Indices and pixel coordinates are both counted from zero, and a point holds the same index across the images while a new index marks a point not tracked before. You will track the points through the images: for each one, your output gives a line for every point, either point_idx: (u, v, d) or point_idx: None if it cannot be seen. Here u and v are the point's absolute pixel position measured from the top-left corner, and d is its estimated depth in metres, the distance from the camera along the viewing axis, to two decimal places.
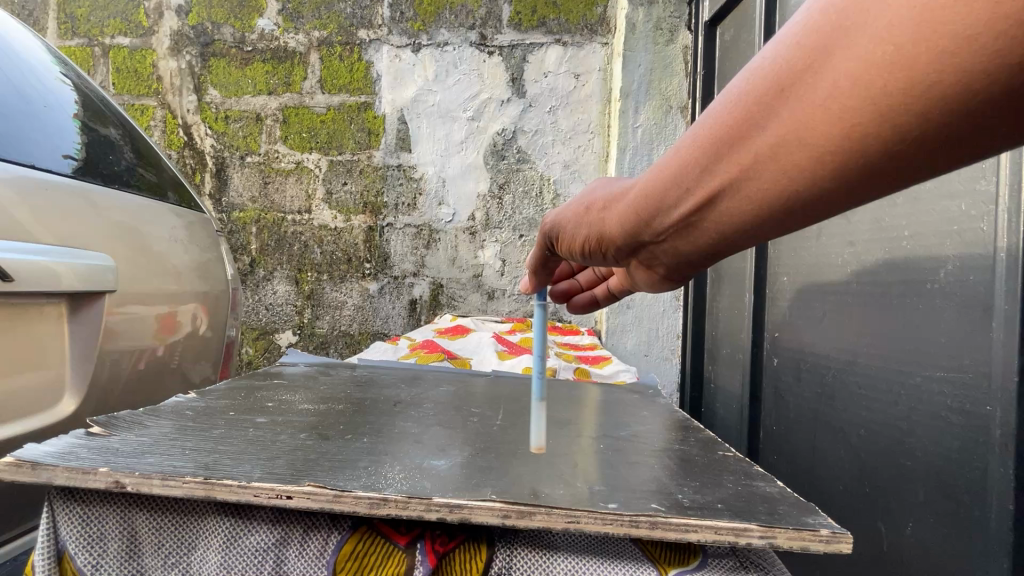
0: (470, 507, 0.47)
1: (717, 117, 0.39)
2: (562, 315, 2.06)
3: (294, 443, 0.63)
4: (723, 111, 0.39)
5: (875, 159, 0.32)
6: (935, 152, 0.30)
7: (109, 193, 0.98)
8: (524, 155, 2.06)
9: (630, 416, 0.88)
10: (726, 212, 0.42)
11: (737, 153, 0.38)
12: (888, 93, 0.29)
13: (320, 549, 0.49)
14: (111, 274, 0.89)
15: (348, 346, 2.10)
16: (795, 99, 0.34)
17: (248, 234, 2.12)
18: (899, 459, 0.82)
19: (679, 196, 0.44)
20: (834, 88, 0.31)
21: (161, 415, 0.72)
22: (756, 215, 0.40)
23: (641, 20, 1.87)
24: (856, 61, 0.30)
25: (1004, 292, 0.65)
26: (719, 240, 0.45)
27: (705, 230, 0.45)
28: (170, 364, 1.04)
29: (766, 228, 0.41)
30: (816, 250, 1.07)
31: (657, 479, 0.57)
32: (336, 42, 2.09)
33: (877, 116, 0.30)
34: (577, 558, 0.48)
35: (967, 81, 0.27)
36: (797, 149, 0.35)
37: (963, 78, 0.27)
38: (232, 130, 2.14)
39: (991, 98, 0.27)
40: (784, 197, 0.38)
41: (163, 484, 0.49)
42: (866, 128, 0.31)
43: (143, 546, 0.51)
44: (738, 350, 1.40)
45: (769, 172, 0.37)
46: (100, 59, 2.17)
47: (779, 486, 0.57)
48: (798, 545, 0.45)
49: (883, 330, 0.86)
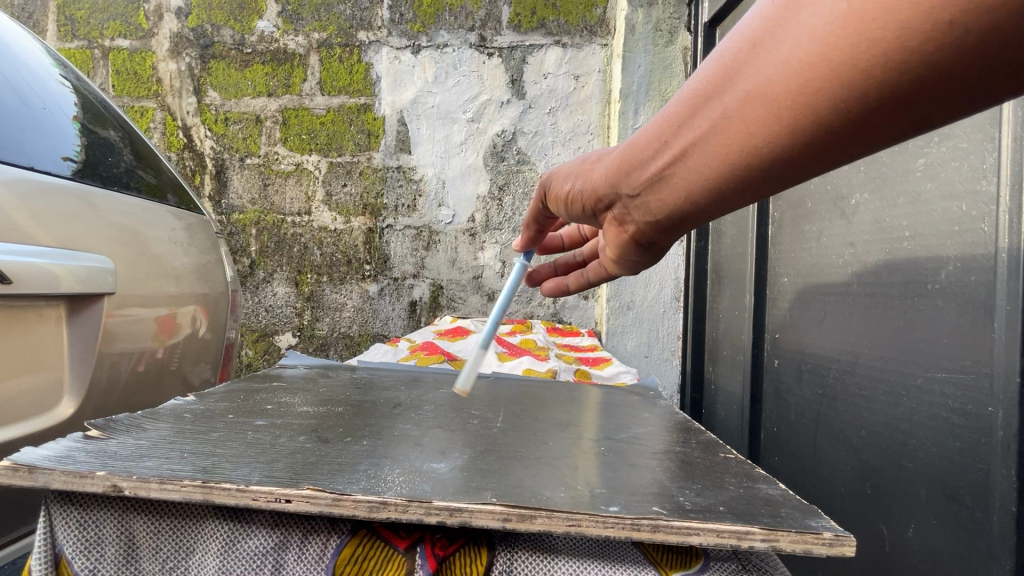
0: (471, 510, 0.47)
1: (701, 74, 0.44)
2: (562, 316, 2.06)
3: (293, 446, 0.63)
4: (706, 68, 0.43)
5: (825, 118, 0.36)
6: (873, 116, 0.35)
7: (109, 195, 0.98)
8: (524, 156, 2.06)
9: (631, 418, 0.88)
10: (697, 166, 0.46)
11: (712, 107, 0.43)
12: (840, 51, 0.33)
13: (319, 553, 0.49)
14: (111, 276, 0.89)
15: (348, 348, 2.10)
16: (765, 56, 0.38)
17: (247, 236, 2.12)
18: (901, 460, 0.81)
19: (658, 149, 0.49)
20: (798, 45, 0.36)
21: (160, 418, 0.71)
22: (719, 170, 0.45)
23: (641, 21, 1.87)
24: (817, 20, 0.34)
25: (1006, 292, 0.64)
26: (687, 196, 0.50)
27: (676, 185, 0.50)
28: (170, 366, 1.04)
29: (727, 187, 0.46)
30: (816, 250, 1.07)
31: (658, 481, 0.57)
32: (336, 44, 2.09)
33: (828, 74, 0.34)
34: (579, 561, 0.48)
35: (904, 42, 0.31)
36: (759, 103, 0.39)
37: (901, 40, 0.31)
38: (232, 132, 2.14)
39: (920, 66, 0.31)
40: (745, 152, 0.42)
41: (162, 487, 0.49)
42: (816, 84, 0.35)
43: (140, 551, 0.50)
44: (739, 351, 1.40)
45: (734, 126, 0.42)
46: (99, 61, 2.17)
47: (781, 488, 0.56)
48: (801, 548, 0.45)
49: (884, 330, 0.86)
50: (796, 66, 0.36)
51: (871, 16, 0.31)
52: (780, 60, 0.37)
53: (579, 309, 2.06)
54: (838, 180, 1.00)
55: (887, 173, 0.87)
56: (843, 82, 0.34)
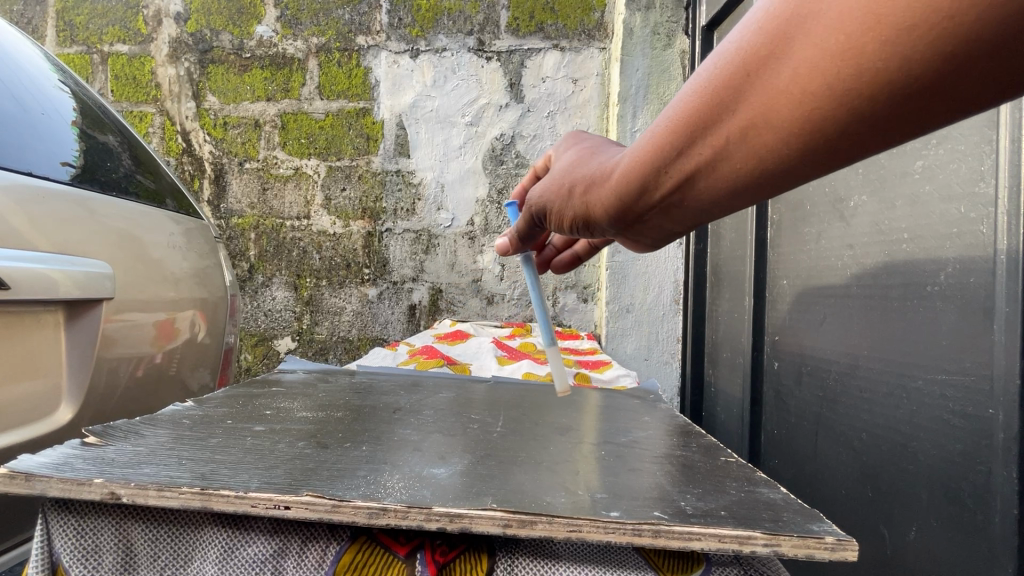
0: (470, 516, 0.47)
1: (689, 103, 0.44)
2: (562, 320, 2.06)
3: (292, 451, 0.62)
4: (695, 97, 0.43)
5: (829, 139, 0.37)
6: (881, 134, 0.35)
7: (107, 200, 0.98)
8: (522, 159, 2.06)
9: (632, 422, 0.88)
10: (704, 190, 0.47)
11: (709, 138, 0.43)
12: (840, 81, 0.33)
13: (319, 560, 0.49)
14: (109, 282, 0.89)
15: (347, 352, 2.10)
16: (760, 85, 0.38)
17: (246, 240, 2.12)
18: (902, 463, 0.81)
19: (657, 181, 0.50)
20: (795, 74, 0.35)
21: (158, 424, 0.71)
22: (728, 191, 0.46)
23: (639, 24, 1.88)
24: (813, 49, 0.34)
25: (1005, 294, 0.65)
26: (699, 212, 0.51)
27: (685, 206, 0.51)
28: (169, 372, 1.04)
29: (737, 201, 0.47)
30: (815, 253, 1.07)
31: (659, 486, 0.57)
32: (334, 48, 2.10)
33: (830, 102, 0.34)
34: (579, 567, 0.47)
35: (907, 67, 0.31)
36: (763, 132, 0.39)
37: (905, 65, 0.31)
38: (231, 136, 2.14)
39: (926, 86, 0.31)
40: (754, 176, 0.43)
41: (160, 494, 0.49)
42: (819, 113, 0.35)
43: (138, 559, 0.50)
44: (738, 354, 1.40)
45: (738, 154, 0.42)
46: (98, 67, 2.17)
47: (783, 492, 0.56)
48: (803, 553, 0.45)
49: (884, 333, 0.86)
50: (812, 100, 0.35)
51: (877, 49, 0.31)
52: (786, 94, 0.36)
53: (578, 312, 2.05)
54: (836, 182, 1.01)
55: (886, 175, 0.87)
56: (851, 110, 0.34)
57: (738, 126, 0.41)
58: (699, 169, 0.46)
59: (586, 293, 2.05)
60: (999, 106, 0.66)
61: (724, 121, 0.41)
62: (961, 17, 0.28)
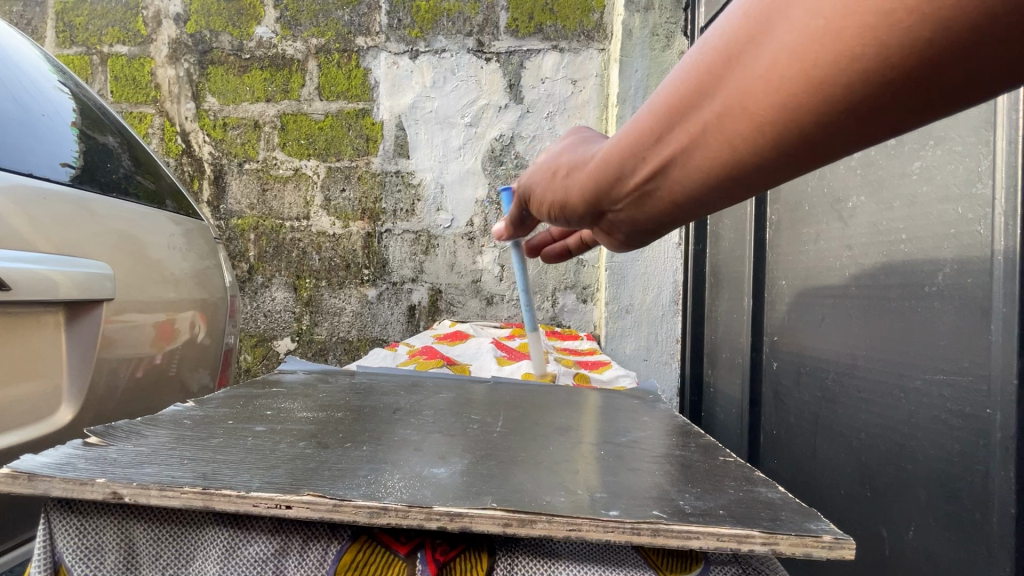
0: (471, 515, 0.47)
1: (672, 85, 0.43)
2: (561, 320, 2.06)
3: (293, 451, 0.63)
4: (678, 79, 0.43)
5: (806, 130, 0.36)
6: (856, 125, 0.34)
7: (107, 201, 0.98)
8: (522, 160, 2.06)
9: (631, 422, 0.88)
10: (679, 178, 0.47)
11: (687, 122, 0.43)
12: (817, 67, 0.33)
13: (320, 559, 0.49)
14: (109, 282, 0.89)
15: (347, 352, 2.10)
16: (738, 69, 0.37)
17: (246, 241, 2.12)
18: (900, 462, 0.81)
19: (636, 164, 0.49)
20: (773, 60, 0.35)
21: (159, 424, 0.71)
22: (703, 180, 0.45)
23: (638, 26, 1.89)
24: (792, 34, 0.33)
25: (1002, 295, 0.65)
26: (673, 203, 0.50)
27: (659, 196, 0.51)
28: (169, 372, 1.04)
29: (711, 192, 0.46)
30: (814, 253, 1.08)
31: (658, 485, 0.57)
32: (334, 49, 2.10)
33: (807, 87, 0.34)
34: (578, 566, 0.48)
35: (886, 59, 0.30)
36: (738, 117, 0.39)
37: (882, 55, 0.30)
38: (230, 137, 2.14)
39: (903, 78, 0.30)
40: (728, 164, 0.42)
41: (161, 494, 0.49)
42: (795, 100, 0.35)
43: (140, 558, 0.50)
44: (737, 354, 1.40)
45: (714, 140, 0.41)
46: (98, 68, 2.17)
47: (781, 491, 0.56)
48: (801, 552, 0.45)
49: (882, 333, 0.86)
50: (788, 84, 0.34)
51: (857, 37, 0.30)
52: (765, 78, 0.36)
53: (578, 313, 2.06)
54: (834, 183, 1.01)
55: (884, 176, 0.87)
56: (826, 99, 0.33)
57: (716, 109, 0.40)
58: (675, 155, 0.45)
59: (585, 294, 2.05)
60: (996, 108, 0.66)
61: (703, 104, 0.41)
62: (939, 8, 0.27)
